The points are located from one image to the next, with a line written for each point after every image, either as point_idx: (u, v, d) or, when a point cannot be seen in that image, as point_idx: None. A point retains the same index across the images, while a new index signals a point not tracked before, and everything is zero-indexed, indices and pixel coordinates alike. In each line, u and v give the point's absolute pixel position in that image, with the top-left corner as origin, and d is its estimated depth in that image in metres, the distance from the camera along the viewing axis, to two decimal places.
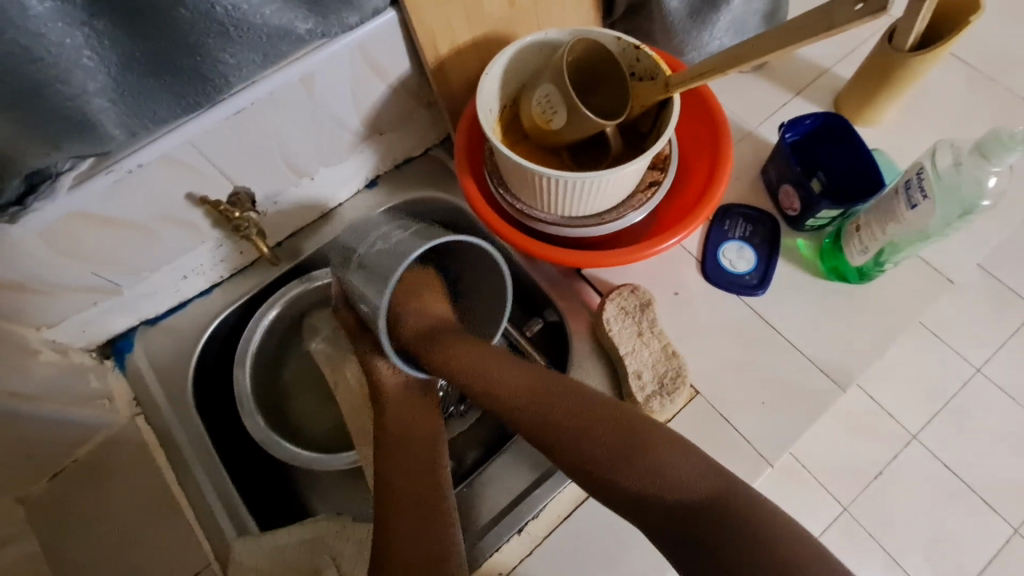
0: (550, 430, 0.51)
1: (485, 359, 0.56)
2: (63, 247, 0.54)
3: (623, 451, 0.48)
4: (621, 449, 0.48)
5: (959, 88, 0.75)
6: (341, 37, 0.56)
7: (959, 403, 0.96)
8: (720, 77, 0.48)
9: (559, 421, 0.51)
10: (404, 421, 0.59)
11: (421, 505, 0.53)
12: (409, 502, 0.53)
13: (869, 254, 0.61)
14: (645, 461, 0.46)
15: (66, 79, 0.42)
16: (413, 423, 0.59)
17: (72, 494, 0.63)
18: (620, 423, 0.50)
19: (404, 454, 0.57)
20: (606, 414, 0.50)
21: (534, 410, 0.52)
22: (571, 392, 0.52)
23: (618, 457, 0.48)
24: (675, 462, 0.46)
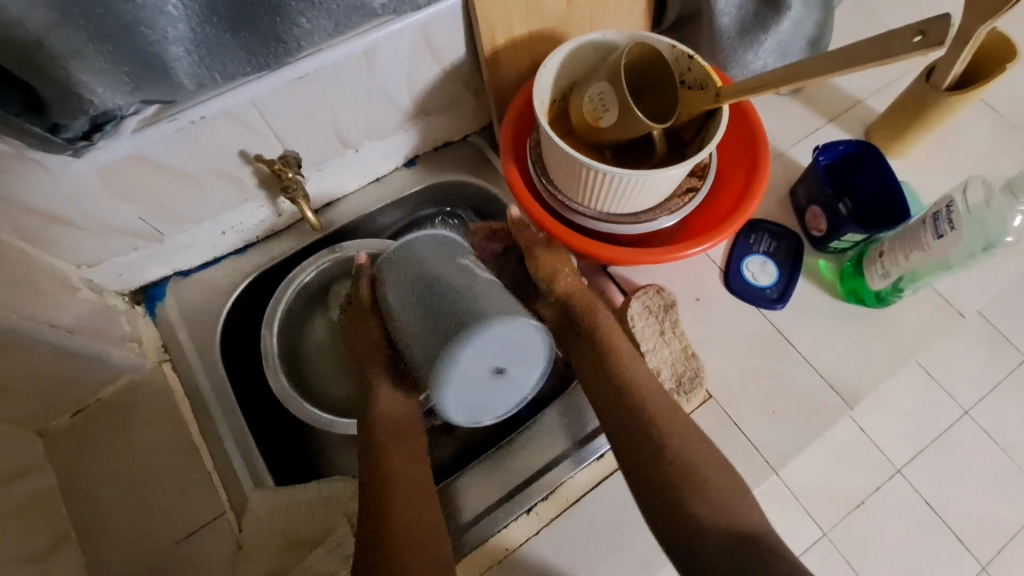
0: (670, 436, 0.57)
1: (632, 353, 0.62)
2: (118, 187, 0.55)
3: (724, 504, 0.54)
4: (711, 489, 0.54)
5: (984, 132, 0.78)
6: (408, 17, 0.57)
7: (946, 442, 0.97)
8: (772, 93, 0.50)
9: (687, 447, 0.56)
10: (402, 424, 0.59)
11: (419, 500, 0.55)
12: (406, 523, 0.53)
13: (889, 279, 0.64)
14: (720, 517, 0.53)
15: (151, 24, 0.42)
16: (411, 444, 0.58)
17: (93, 432, 0.64)
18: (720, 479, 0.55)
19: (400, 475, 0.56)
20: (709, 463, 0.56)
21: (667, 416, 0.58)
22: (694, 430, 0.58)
23: (703, 499, 0.54)
24: (745, 518, 0.53)
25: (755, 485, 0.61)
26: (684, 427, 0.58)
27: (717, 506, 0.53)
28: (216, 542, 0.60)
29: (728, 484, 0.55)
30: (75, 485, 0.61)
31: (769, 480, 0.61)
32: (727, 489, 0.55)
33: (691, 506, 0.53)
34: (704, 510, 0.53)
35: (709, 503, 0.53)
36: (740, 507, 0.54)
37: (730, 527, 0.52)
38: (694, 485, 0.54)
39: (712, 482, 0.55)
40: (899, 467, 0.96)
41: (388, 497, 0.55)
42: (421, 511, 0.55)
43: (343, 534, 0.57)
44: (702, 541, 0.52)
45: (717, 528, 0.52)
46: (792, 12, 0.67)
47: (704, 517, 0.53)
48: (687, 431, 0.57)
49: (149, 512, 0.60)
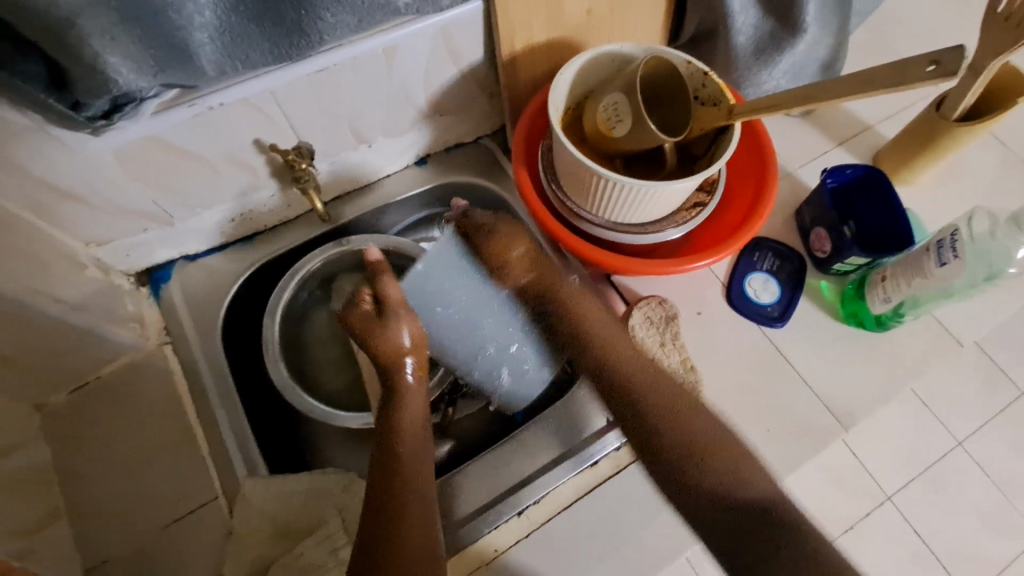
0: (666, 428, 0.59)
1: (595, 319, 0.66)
2: (133, 167, 0.56)
3: (701, 431, 0.59)
4: (681, 423, 0.59)
5: (991, 165, 0.78)
6: (429, 17, 0.58)
7: (938, 471, 0.97)
8: (782, 113, 0.51)
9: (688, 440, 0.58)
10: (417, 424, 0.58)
11: (426, 516, 0.54)
12: (415, 520, 0.52)
13: (890, 304, 0.64)
14: (722, 454, 0.57)
15: (178, 9, 0.43)
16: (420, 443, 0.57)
17: (90, 410, 0.64)
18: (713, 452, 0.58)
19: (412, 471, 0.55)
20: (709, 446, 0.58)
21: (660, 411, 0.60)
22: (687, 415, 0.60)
23: (682, 426, 0.59)
24: (718, 441, 0.58)
25: None
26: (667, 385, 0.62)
27: (689, 433, 0.58)
28: (206, 529, 0.59)
29: (700, 429, 0.59)
30: (70, 461, 0.62)
31: None
32: (709, 442, 0.58)
33: (676, 439, 0.58)
34: (680, 439, 0.58)
35: (686, 433, 0.58)
36: (714, 443, 0.58)
37: (704, 449, 0.58)
38: (668, 413, 0.60)
39: (718, 448, 0.57)
40: (890, 494, 0.96)
41: (400, 501, 0.53)
42: (425, 525, 0.53)
43: (335, 526, 0.57)
44: (677, 463, 0.58)
45: (692, 458, 0.58)
46: (809, 35, 0.68)
47: (682, 457, 0.58)
48: (632, 352, 0.64)
49: (140, 493, 0.60)
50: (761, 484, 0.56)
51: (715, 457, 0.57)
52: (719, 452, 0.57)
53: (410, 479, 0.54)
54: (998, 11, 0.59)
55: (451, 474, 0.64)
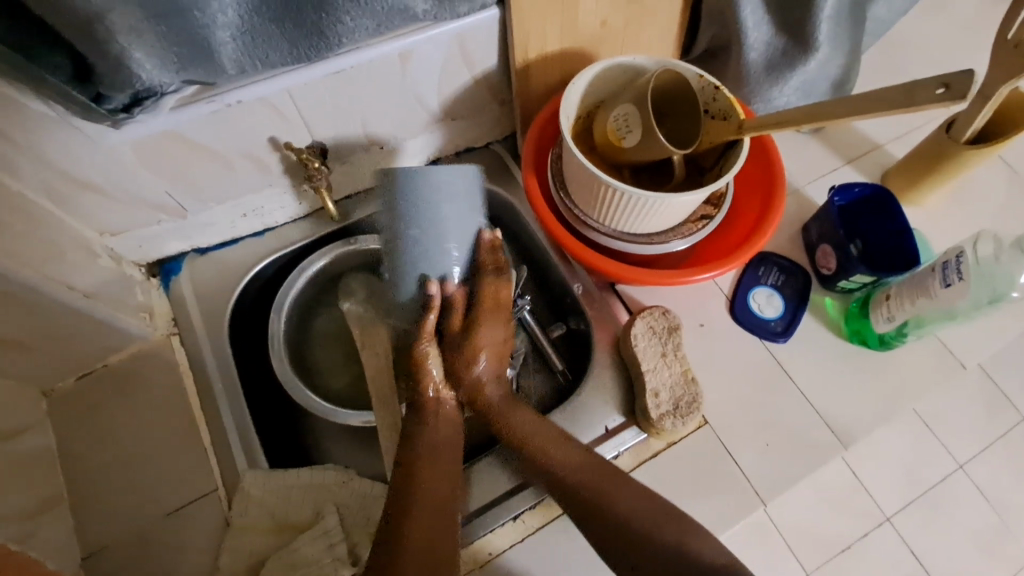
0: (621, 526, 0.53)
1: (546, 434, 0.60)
2: (149, 160, 0.57)
3: (645, 500, 0.55)
4: (612, 503, 0.55)
5: (999, 188, 0.79)
6: (447, 24, 0.59)
7: (936, 494, 0.96)
8: (793, 129, 0.51)
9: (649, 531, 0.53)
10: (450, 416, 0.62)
11: (441, 515, 0.54)
12: (433, 509, 0.54)
13: (893, 323, 0.65)
14: (667, 514, 0.54)
15: (203, 8, 0.44)
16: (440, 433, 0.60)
17: (95, 397, 0.65)
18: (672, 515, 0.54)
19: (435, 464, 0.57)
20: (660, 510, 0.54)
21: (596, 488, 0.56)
22: (640, 496, 0.55)
23: (620, 503, 0.55)
24: (657, 512, 0.54)
25: (743, 515, 0.61)
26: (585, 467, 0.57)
27: (622, 503, 0.55)
28: (204, 520, 0.60)
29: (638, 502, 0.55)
30: (74, 447, 0.62)
31: (758, 511, 0.62)
32: (652, 514, 0.54)
33: (607, 514, 0.54)
34: (619, 510, 0.54)
35: (619, 505, 0.54)
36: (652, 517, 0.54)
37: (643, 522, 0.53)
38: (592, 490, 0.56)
39: (651, 498, 0.55)
40: (889, 516, 0.96)
41: (413, 496, 0.54)
42: (438, 518, 0.54)
43: (332, 522, 0.57)
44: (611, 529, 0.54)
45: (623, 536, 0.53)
46: (821, 54, 0.68)
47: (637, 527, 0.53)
48: (559, 441, 0.59)
49: (142, 482, 0.61)
50: (713, 550, 0.52)
51: (653, 527, 0.53)
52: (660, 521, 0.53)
53: (430, 469, 0.56)
54: (1007, 39, 0.59)
55: None
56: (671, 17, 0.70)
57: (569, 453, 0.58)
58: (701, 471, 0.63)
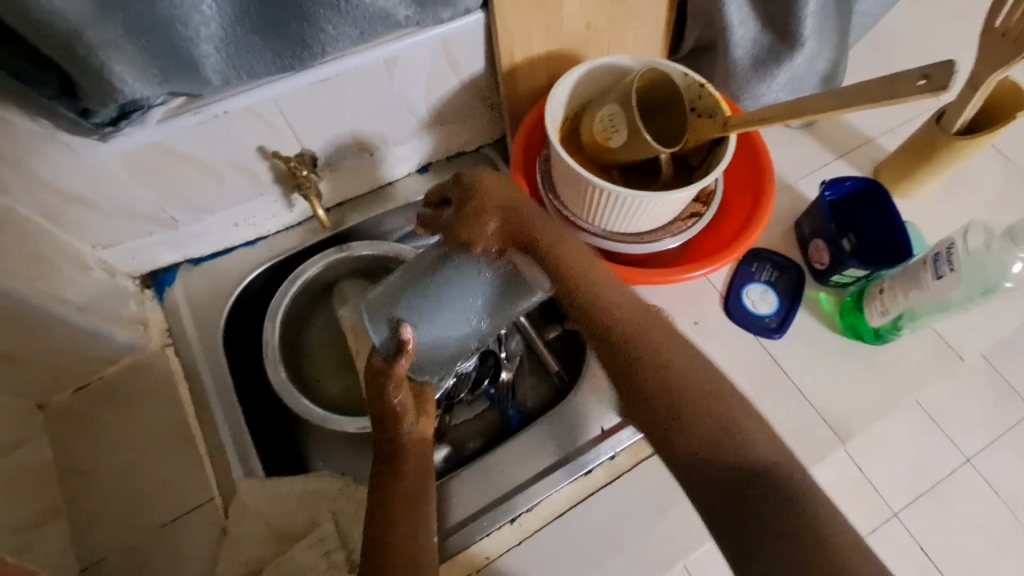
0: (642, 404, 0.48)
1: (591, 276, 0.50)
2: (138, 173, 0.57)
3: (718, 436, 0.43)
4: (673, 367, 0.47)
5: (994, 179, 0.78)
6: (431, 29, 0.60)
7: (943, 488, 0.95)
8: (778, 125, 0.51)
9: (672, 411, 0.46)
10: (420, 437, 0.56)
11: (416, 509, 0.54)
12: (399, 542, 0.51)
13: (888, 317, 0.64)
14: (716, 415, 0.44)
15: (185, 21, 0.44)
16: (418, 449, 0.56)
17: (91, 409, 0.65)
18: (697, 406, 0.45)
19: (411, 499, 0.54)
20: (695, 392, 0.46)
21: (630, 356, 0.48)
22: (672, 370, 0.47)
23: (653, 378, 0.47)
24: (694, 393, 0.45)
25: None
26: (679, 352, 0.48)
27: (670, 378, 0.46)
28: (201, 530, 0.60)
29: (707, 425, 0.44)
30: (71, 459, 0.63)
31: None
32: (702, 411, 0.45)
33: (662, 419, 0.46)
34: (679, 412, 0.46)
35: (665, 376, 0.46)
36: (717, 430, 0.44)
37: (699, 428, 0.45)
38: (653, 367, 0.47)
39: (704, 411, 0.45)
40: (895, 511, 0.95)
41: (388, 524, 0.52)
42: (416, 518, 0.54)
43: (328, 529, 0.57)
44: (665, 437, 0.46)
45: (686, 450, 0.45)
46: (807, 49, 0.68)
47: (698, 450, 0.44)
48: (609, 283, 0.50)
49: (138, 492, 0.61)
50: (791, 479, 0.43)
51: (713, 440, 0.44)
52: (724, 447, 0.43)
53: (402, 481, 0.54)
54: (995, 26, 0.59)
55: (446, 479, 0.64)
56: (655, 17, 0.70)
57: (616, 296, 0.50)
58: None
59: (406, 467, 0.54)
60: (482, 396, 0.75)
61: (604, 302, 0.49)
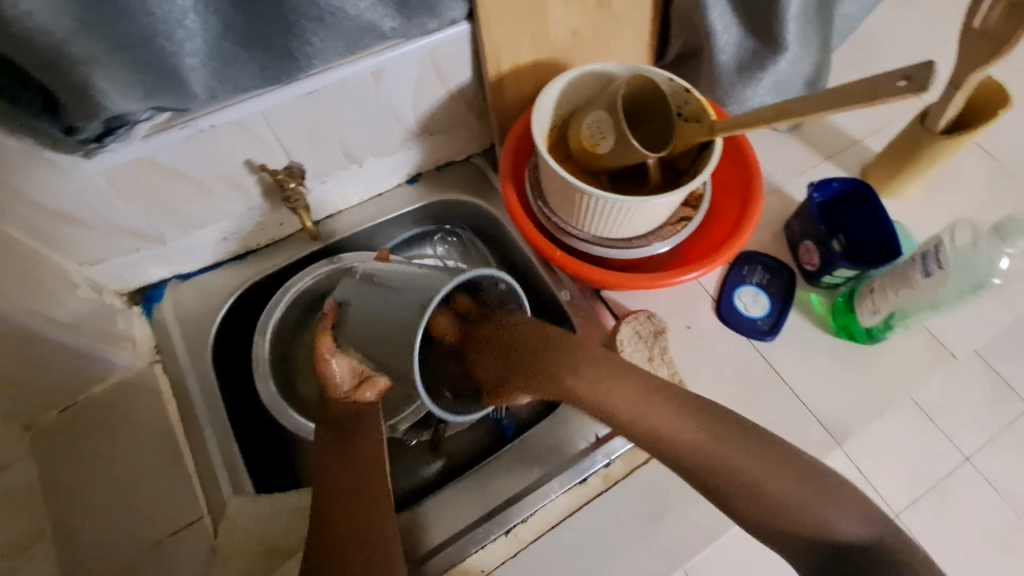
0: (733, 488, 0.49)
1: (630, 396, 0.54)
2: (124, 189, 0.57)
3: (727, 459, 0.49)
4: (733, 464, 0.49)
5: (981, 177, 0.79)
6: (416, 40, 0.60)
7: (946, 487, 0.95)
8: (763, 129, 0.52)
9: (766, 487, 0.48)
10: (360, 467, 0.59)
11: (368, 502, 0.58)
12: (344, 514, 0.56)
13: (879, 315, 0.64)
14: (800, 472, 0.49)
15: (169, 36, 0.44)
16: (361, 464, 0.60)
17: (78, 430, 0.64)
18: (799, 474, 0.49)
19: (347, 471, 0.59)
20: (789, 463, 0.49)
21: (699, 447, 0.50)
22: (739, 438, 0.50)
23: (721, 454, 0.50)
24: (777, 474, 0.48)
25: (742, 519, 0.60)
26: (662, 409, 0.53)
27: (743, 460, 0.49)
28: (191, 550, 0.59)
29: (745, 448, 0.50)
30: (60, 479, 0.62)
31: None
32: (709, 424, 0.51)
33: (691, 459, 0.50)
34: (729, 480, 0.49)
35: (742, 463, 0.49)
36: (758, 470, 0.49)
37: (699, 417, 0.52)
38: (707, 462, 0.50)
39: (720, 417, 0.51)
40: (897, 512, 0.96)
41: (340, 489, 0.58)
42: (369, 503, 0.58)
43: None
44: (717, 489, 0.49)
45: (750, 496, 0.48)
46: (791, 53, 0.69)
47: (745, 501, 0.49)
48: (656, 401, 0.53)
49: (125, 513, 0.60)
50: (846, 523, 0.47)
51: (748, 451, 0.50)
52: (787, 484, 0.48)
53: (338, 437, 0.61)
54: (972, 27, 0.60)
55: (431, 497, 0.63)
56: (639, 24, 0.70)
57: (666, 414, 0.52)
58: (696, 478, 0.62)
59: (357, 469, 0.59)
60: None
61: (657, 428, 0.52)
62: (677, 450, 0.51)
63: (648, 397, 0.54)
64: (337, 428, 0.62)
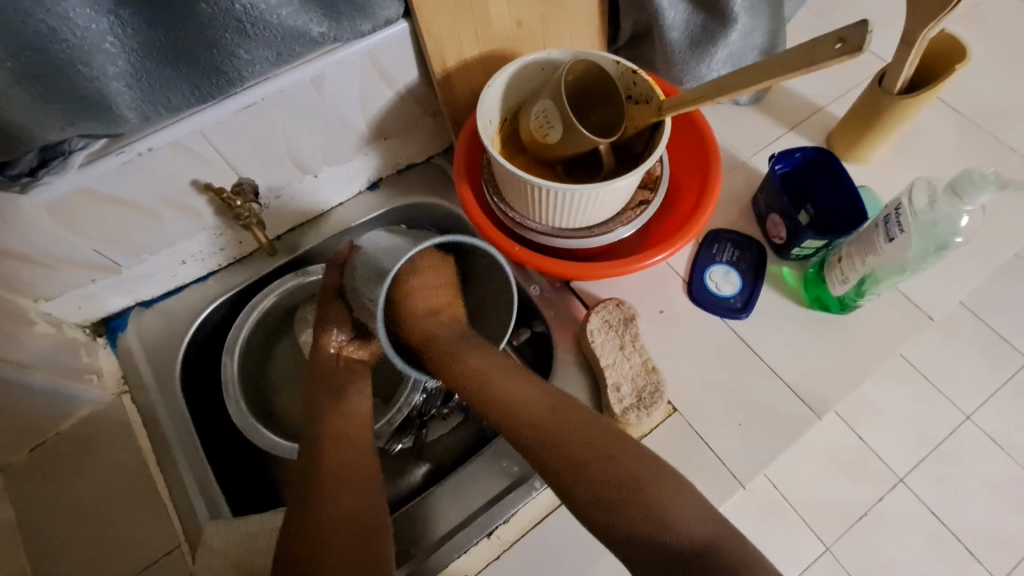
0: (561, 455, 0.54)
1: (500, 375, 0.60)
2: (68, 222, 0.56)
3: (567, 445, 0.54)
4: (572, 437, 0.55)
5: (948, 133, 0.77)
6: (353, 43, 0.58)
7: (947, 449, 0.94)
8: (710, 104, 0.50)
9: (585, 461, 0.53)
10: (353, 424, 0.61)
11: (353, 464, 0.57)
12: (335, 471, 0.56)
13: (849, 285, 0.63)
14: (630, 457, 0.53)
15: (88, 61, 0.44)
16: (354, 426, 0.61)
17: (53, 467, 0.64)
18: (631, 459, 0.52)
19: (342, 441, 0.59)
20: (626, 451, 0.53)
21: (542, 427, 0.56)
22: (583, 420, 0.56)
23: (560, 435, 0.55)
24: (602, 453, 0.53)
25: (724, 501, 0.59)
26: (514, 385, 0.59)
27: (579, 437, 0.55)
28: None
29: (590, 442, 0.54)
30: (36, 518, 0.61)
31: (738, 495, 0.60)
32: (558, 422, 0.56)
33: (529, 436, 0.56)
34: (560, 447, 0.54)
35: (575, 438, 0.55)
36: (588, 445, 0.54)
37: (553, 406, 0.57)
38: (550, 435, 0.55)
39: (572, 423, 0.56)
40: (902, 477, 0.94)
41: (318, 454, 0.57)
42: (352, 462, 0.57)
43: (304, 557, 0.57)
44: (547, 457, 0.54)
45: (573, 466, 0.53)
46: (742, 24, 0.67)
47: (572, 471, 0.53)
48: (517, 381, 0.59)
49: (101, 547, 0.59)
50: (677, 511, 0.49)
51: (584, 445, 0.54)
52: (610, 464, 0.52)
53: (336, 436, 0.59)
54: None
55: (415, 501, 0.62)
56: (586, 7, 0.69)
57: (521, 392, 0.58)
58: (676, 463, 0.61)
59: (334, 425, 0.60)
60: (457, 409, 0.75)
61: (504, 402, 0.58)
62: (518, 422, 0.57)
63: (507, 375, 0.60)
64: (321, 380, 0.63)
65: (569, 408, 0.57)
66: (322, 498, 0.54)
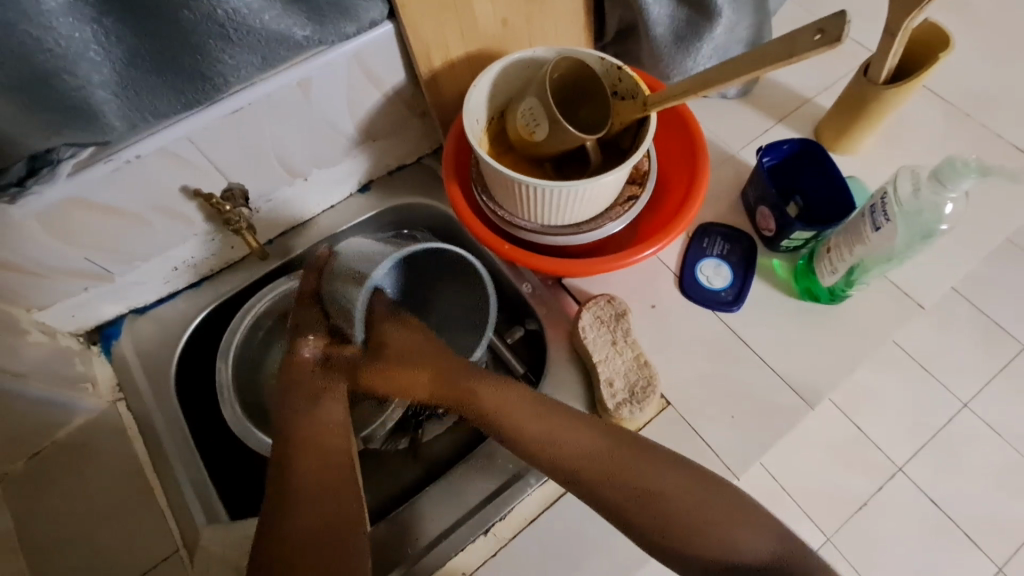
0: (621, 492, 0.52)
1: (546, 415, 0.56)
2: (59, 231, 0.56)
3: (631, 481, 0.52)
4: (633, 475, 0.52)
5: (936, 121, 0.78)
6: (338, 46, 0.59)
7: (946, 437, 0.95)
8: (694, 98, 0.50)
9: (652, 492, 0.51)
10: (322, 431, 0.57)
11: (327, 476, 0.53)
12: (310, 484, 0.52)
13: (838, 275, 0.63)
14: (695, 490, 0.51)
15: (73, 71, 0.44)
16: (328, 435, 0.57)
17: (48, 476, 0.64)
18: (695, 487, 0.51)
19: (315, 452, 0.55)
20: (687, 480, 0.52)
21: (596, 464, 0.53)
22: (640, 452, 0.53)
23: (620, 476, 0.52)
24: (669, 488, 0.51)
25: None
26: (559, 423, 0.55)
27: (640, 471, 0.52)
28: None
29: (653, 475, 0.52)
30: (34, 527, 0.61)
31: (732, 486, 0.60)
32: (615, 460, 0.53)
33: (585, 475, 0.53)
34: (622, 486, 0.52)
35: (635, 471, 0.52)
36: (650, 479, 0.52)
37: (605, 441, 0.54)
38: (609, 471, 0.52)
39: (629, 459, 0.53)
40: (901, 466, 0.94)
41: (293, 471, 0.53)
42: (328, 474, 0.54)
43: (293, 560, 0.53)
44: (606, 494, 0.52)
45: (636, 501, 0.51)
46: (726, 18, 0.68)
47: (639, 513, 0.51)
48: (559, 421, 0.56)
49: (98, 554, 0.59)
50: (748, 541, 0.49)
51: (646, 481, 0.52)
52: (677, 498, 0.51)
53: (306, 448, 0.55)
54: None
55: (411, 500, 0.63)
56: (571, 5, 0.69)
57: (570, 433, 0.55)
58: None
59: (309, 436, 0.56)
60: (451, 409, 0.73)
61: (554, 442, 0.55)
62: (571, 464, 0.53)
63: (551, 412, 0.56)
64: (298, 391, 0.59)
65: (624, 441, 0.54)
66: (300, 508, 0.50)
